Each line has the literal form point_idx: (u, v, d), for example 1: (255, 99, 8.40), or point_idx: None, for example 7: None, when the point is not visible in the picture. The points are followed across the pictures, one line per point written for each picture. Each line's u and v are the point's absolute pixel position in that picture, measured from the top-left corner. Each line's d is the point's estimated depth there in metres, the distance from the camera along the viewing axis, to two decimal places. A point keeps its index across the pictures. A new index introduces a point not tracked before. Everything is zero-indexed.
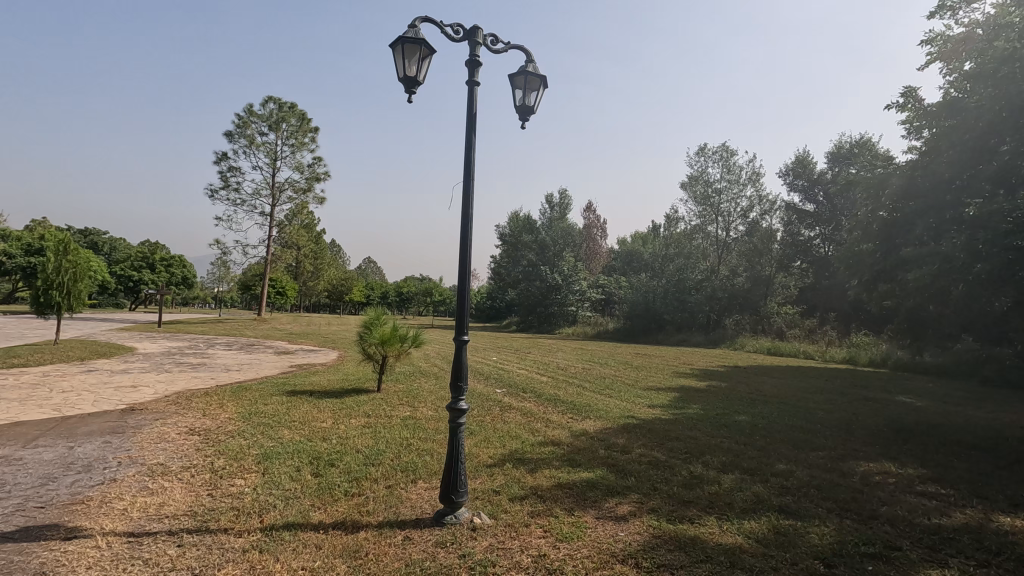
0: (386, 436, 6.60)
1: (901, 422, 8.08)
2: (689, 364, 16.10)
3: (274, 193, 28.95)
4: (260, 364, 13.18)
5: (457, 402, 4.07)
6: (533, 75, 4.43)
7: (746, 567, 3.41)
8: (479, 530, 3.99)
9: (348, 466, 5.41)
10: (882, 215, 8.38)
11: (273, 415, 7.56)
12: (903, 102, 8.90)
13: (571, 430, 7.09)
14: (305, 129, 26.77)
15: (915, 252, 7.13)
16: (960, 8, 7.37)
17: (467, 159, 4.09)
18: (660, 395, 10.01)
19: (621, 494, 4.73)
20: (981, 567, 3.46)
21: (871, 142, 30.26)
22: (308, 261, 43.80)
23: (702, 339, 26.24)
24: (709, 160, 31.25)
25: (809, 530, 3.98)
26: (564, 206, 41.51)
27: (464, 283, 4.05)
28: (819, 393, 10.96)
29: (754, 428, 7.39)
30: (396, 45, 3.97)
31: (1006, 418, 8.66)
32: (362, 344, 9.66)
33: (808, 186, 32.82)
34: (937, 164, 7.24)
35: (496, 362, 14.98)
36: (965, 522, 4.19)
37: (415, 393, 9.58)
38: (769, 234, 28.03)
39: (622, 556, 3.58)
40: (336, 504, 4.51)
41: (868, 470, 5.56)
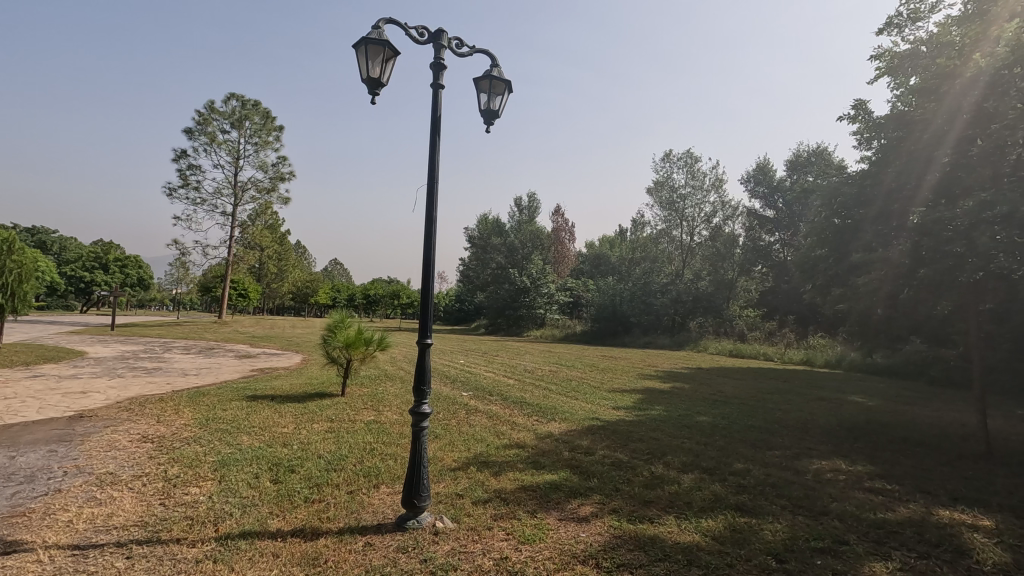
0: (349, 441, 6.50)
1: (852, 421, 8.41)
2: (655, 366, 16.39)
3: (237, 193, 28.25)
4: (220, 368, 12.82)
5: (420, 406, 4.04)
6: (498, 80, 4.45)
7: (703, 564, 3.49)
8: (442, 534, 3.97)
9: (309, 472, 5.31)
10: (834, 223, 8.72)
11: (232, 421, 7.35)
12: (853, 113, 9.27)
13: (536, 432, 7.12)
14: (269, 127, 26.17)
15: (864, 258, 7.45)
16: (906, 26, 7.73)
17: (431, 161, 4.07)
18: (624, 397, 10.15)
19: (584, 495, 4.78)
20: (922, 559, 3.62)
21: (827, 152, 31.37)
22: (272, 263, 42.79)
23: (667, 342, 26.70)
24: (675, 166, 31.91)
25: (763, 527, 4.10)
26: (532, 209, 41.75)
27: (428, 284, 4.02)
28: (777, 393, 11.28)
29: (715, 429, 7.57)
30: (359, 45, 3.92)
31: (948, 417, 9.12)
32: (326, 347, 9.47)
33: (769, 192, 33.79)
34: (887, 173, 7.57)
35: (464, 365, 14.92)
36: (909, 516, 4.39)
37: (379, 397, 9.45)
38: (732, 239, 29.53)
39: (583, 557, 3.62)
40: (295, 511, 4.43)
41: (820, 467, 5.76)
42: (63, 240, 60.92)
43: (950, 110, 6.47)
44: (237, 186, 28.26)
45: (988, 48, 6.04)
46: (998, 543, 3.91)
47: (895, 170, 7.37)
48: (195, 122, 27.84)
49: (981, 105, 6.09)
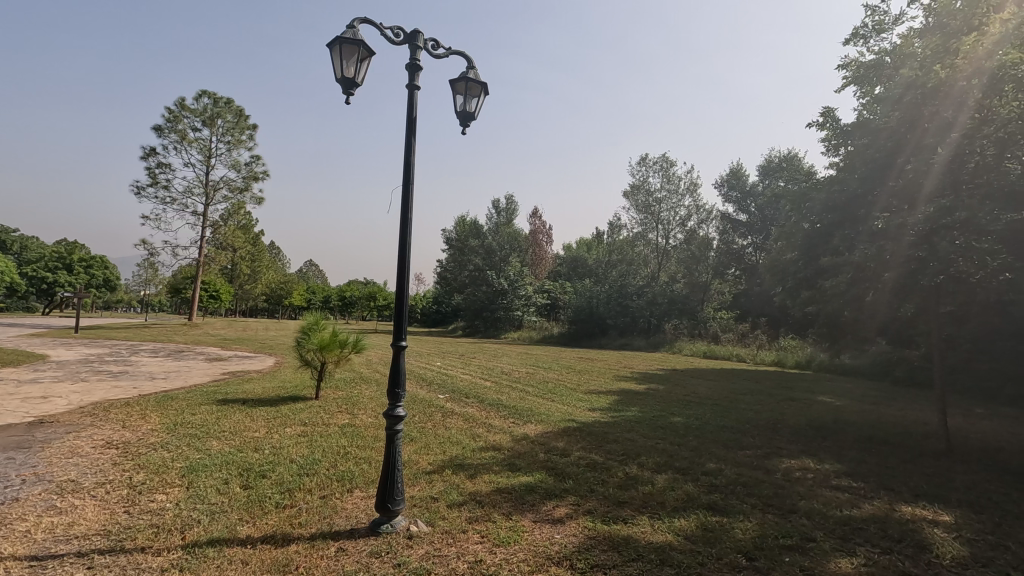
0: (322, 445, 6.41)
1: (821, 421, 8.62)
2: (630, 367, 16.54)
3: (208, 192, 27.63)
4: (189, 372, 12.51)
5: (394, 408, 4.00)
6: (474, 82, 4.45)
7: (675, 564, 3.53)
8: (416, 538, 3.94)
9: (281, 477, 5.22)
10: (803, 227, 8.94)
11: (201, 426, 7.17)
12: (822, 121, 9.52)
13: (512, 434, 7.13)
14: (242, 126, 25.66)
15: (832, 262, 7.65)
16: (870, 37, 7.97)
17: (406, 163, 4.05)
18: (600, 399, 10.23)
19: (558, 497, 4.80)
20: (885, 554, 3.73)
21: (798, 158, 32.11)
22: (245, 264, 41.94)
23: (643, 344, 26.98)
24: (651, 170, 32.30)
25: (734, 525, 4.18)
26: (510, 211, 41.81)
27: (402, 287, 4.00)
28: (749, 394, 11.50)
29: (688, 429, 7.67)
30: (333, 44, 3.88)
31: (911, 415, 9.42)
32: (299, 349, 9.32)
33: (741, 197, 34.48)
34: (853, 179, 7.78)
35: (441, 367, 14.83)
36: (873, 512, 4.51)
37: (354, 400, 9.34)
38: (706, 242, 30.02)
39: (557, 558, 3.63)
40: (266, 516, 4.35)
41: (789, 466, 5.89)
42: (25, 239, 58.74)
43: (912, 119, 6.68)
44: (209, 186, 27.65)
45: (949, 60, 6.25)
46: (957, 537, 4.05)
47: (861, 177, 7.58)
48: (165, 119, 27.15)
49: (941, 115, 6.32)
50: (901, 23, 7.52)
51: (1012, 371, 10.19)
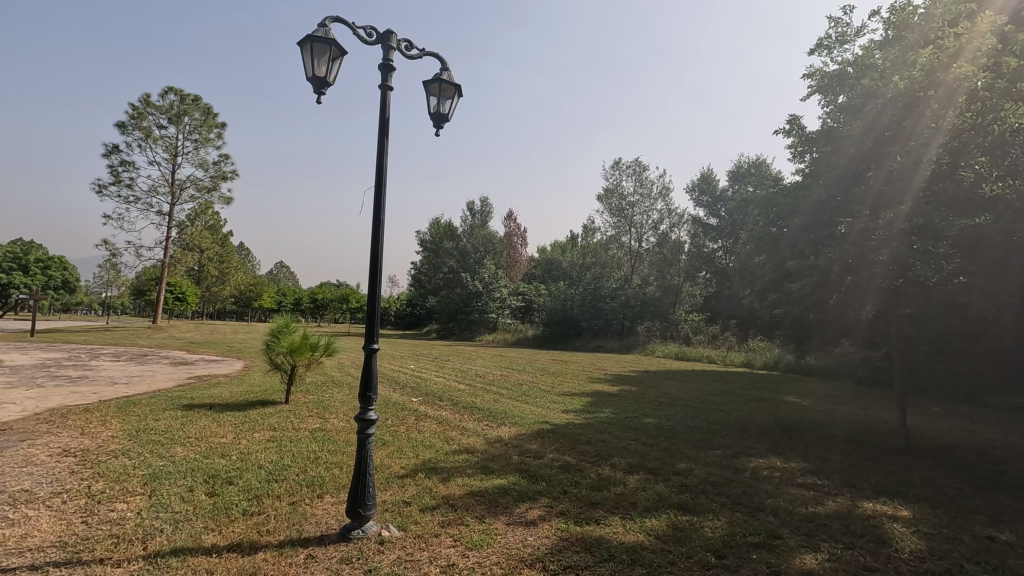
0: (292, 450, 6.29)
1: (788, 420, 8.84)
2: (604, 369, 16.68)
3: (174, 191, 26.88)
4: (153, 376, 12.13)
5: (366, 412, 3.95)
6: (448, 84, 4.44)
7: (646, 563, 3.57)
8: (387, 543, 3.89)
9: (248, 484, 5.10)
10: (771, 232, 9.16)
11: (165, 432, 6.96)
12: (788, 128, 9.76)
13: (486, 437, 7.12)
14: (210, 124, 25.05)
15: (797, 265, 7.87)
16: (834, 47, 8.21)
17: (378, 164, 4.01)
18: (574, 400, 10.30)
19: (532, 499, 4.80)
20: (847, 549, 3.84)
21: (765, 164, 32.94)
22: (212, 265, 40.86)
23: (617, 346, 27.26)
24: (624, 173, 32.69)
25: (703, 524, 4.24)
26: (485, 213, 41.77)
27: (374, 289, 3.95)
28: (719, 395, 11.72)
29: (660, 430, 7.78)
30: (304, 42, 3.82)
31: (873, 414, 9.74)
32: (269, 353, 9.14)
33: (712, 202, 35.20)
34: (818, 186, 8.01)
35: (415, 370, 14.70)
36: (837, 509, 4.65)
37: (326, 404, 9.20)
38: (678, 246, 30.49)
39: (530, 560, 3.64)
40: (232, 524, 4.24)
41: (757, 465, 6.02)
42: None
43: (873, 128, 6.91)
44: (175, 184, 26.90)
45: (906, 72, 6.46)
46: (915, 532, 4.19)
47: (826, 183, 7.81)
48: (129, 115, 26.34)
49: (899, 124, 6.55)
50: (863, 35, 7.76)
51: (967, 371, 10.62)
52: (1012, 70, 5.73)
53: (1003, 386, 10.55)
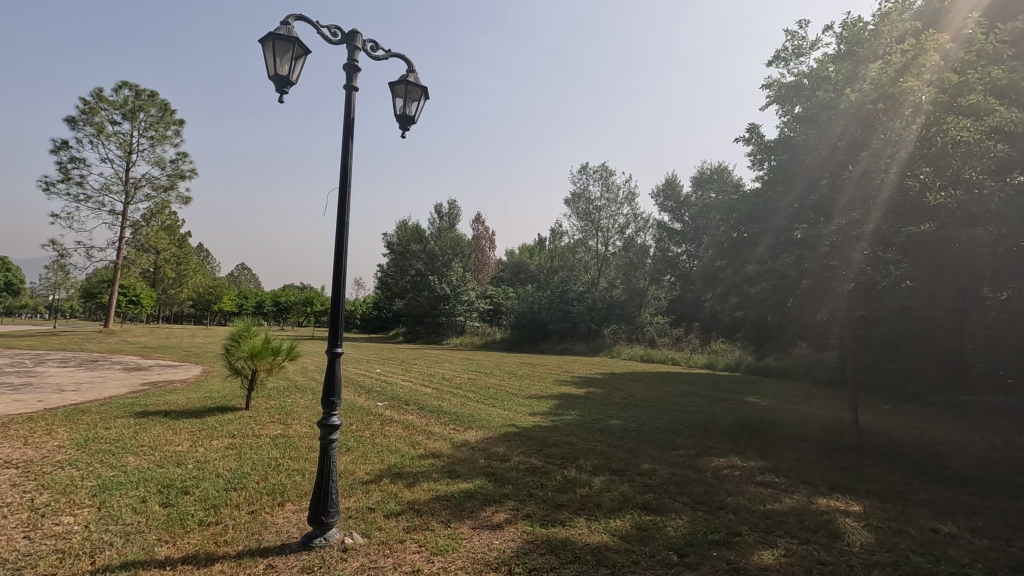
0: (252, 457, 6.12)
1: (748, 420, 9.09)
2: (571, 372, 16.83)
3: (128, 190, 25.84)
4: (103, 383, 11.61)
5: (329, 417, 3.88)
6: (414, 86, 4.41)
7: (610, 563, 3.62)
8: (351, 551, 3.83)
9: (206, 493, 4.93)
10: (731, 237, 9.42)
11: (117, 440, 6.67)
12: (748, 135, 10.05)
13: (452, 440, 7.08)
14: (168, 121, 24.23)
15: (757, 269, 8.14)
16: (790, 60, 8.50)
17: (344, 166, 3.95)
18: (541, 403, 10.35)
19: (497, 502, 4.80)
20: (803, 544, 3.97)
21: (727, 171, 33.88)
22: (169, 267, 39.44)
23: (584, 348, 27.52)
24: (591, 178, 33.08)
25: (666, 523, 4.33)
26: (453, 216, 41.61)
27: (338, 292, 3.89)
28: (683, 396, 11.97)
29: (625, 431, 7.89)
30: (265, 39, 3.74)
31: (827, 413, 10.11)
32: (228, 357, 8.88)
33: (676, 207, 36.02)
34: (775, 193, 8.29)
35: (380, 374, 14.50)
36: (793, 506, 4.80)
37: (288, 410, 8.98)
38: (643, 250, 31.09)
39: (496, 564, 3.63)
40: (187, 535, 4.10)
41: (718, 464, 6.17)
42: None
43: (827, 138, 7.17)
44: (129, 183, 25.86)
45: (857, 85, 6.72)
46: (865, 525, 4.37)
47: (784, 190, 8.07)
48: (79, 110, 25.22)
49: (851, 134, 6.81)
50: (817, 49, 8.04)
51: (914, 371, 11.14)
52: (953, 86, 6.04)
53: (947, 384, 11.10)
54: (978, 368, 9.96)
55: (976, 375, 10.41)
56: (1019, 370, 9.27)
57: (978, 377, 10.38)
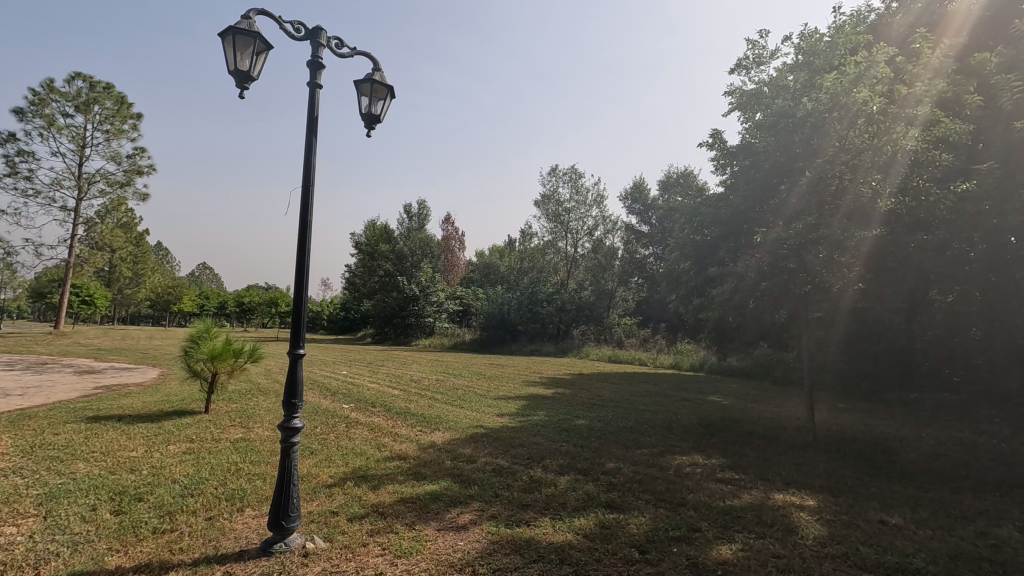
0: (210, 462, 5.95)
1: (710, 418, 9.32)
2: (539, 372, 16.91)
3: (80, 185, 24.75)
4: (52, 386, 11.11)
5: (290, 420, 3.80)
6: (379, 84, 4.36)
7: (573, 562, 3.65)
8: (312, 556, 3.76)
9: (160, 500, 4.77)
10: (694, 239, 9.62)
11: (65, 447, 6.39)
12: (711, 141, 10.26)
13: (419, 442, 7.04)
14: (124, 114, 23.28)
15: (719, 271, 8.36)
16: (751, 68, 8.72)
17: (307, 163, 3.89)
18: (508, 404, 10.37)
19: (463, 503, 4.79)
20: (759, 538, 4.09)
21: (693, 174, 34.57)
22: (125, 266, 37.96)
23: (552, 349, 27.67)
24: (560, 180, 33.32)
25: (629, 521, 4.39)
26: (422, 216, 41.27)
27: (301, 291, 3.82)
28: (648, 396, 12.18)
29: (591, 431, 7.99)
30: (225, 34, 3.63)
31: (785, 411, 10.45)
32: (186, 360, 8.61)
33: (644, 210, 36.62)
34: (737, 197, 8.52)
35: (346, 376, 14.28)
36: (751, 501, 4.95)
37: (250, 413, 8.77)
38: (612, 252, 31.50)
39: (460, 565, 3.62)
40: (140, 543, 3.97)
41: (681, 462, 6.30)
42: None
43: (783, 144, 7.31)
44: (82, 178, 24.79)
45: (812, 94, 6.92)
46: (818, 519, 4.53)
47: (745, 195, 8.30)
48: (28, 101, 24.08)
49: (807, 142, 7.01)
50: (777, 58, 8.28)
51: (867, 369, 11.57)
52: (902, 97, 6.32)
53: (897, 383, 11.60)
54: (926, 367, 10.46)
55: (924, 374, 10.88)
56: (962, 369, 9.77)
57: (926, 375, 10.87)
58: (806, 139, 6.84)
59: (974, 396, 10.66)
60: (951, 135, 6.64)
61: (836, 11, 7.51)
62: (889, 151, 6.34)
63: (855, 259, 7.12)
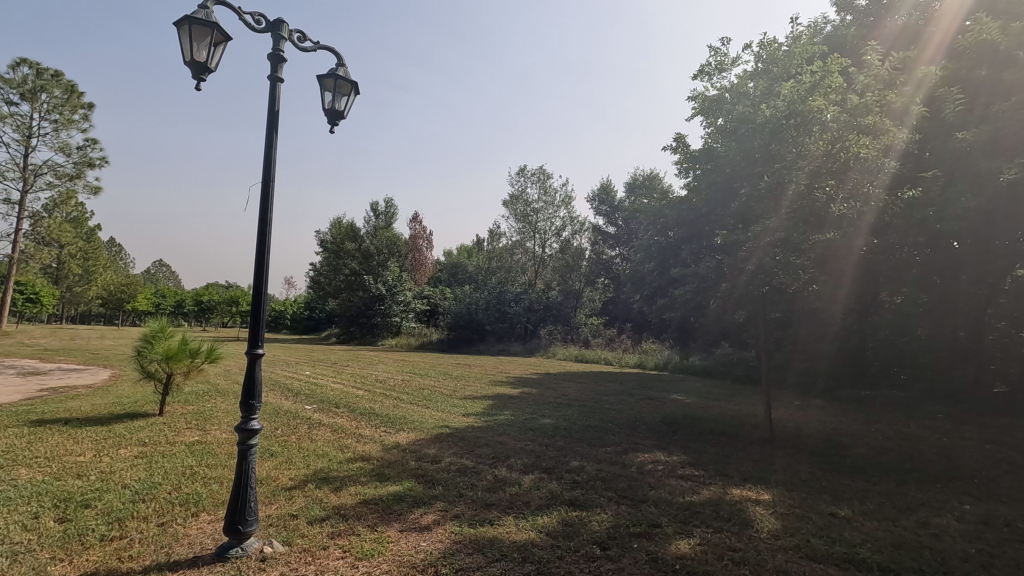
0: (164, 466, 5.75)
1: (673, 416, 9.49)
2: (506, 372, 16.94)
3: (26, 177, 23.51)
4: None
5: (248, 421, 3.70)
6: (343, 80, 4.30)
7: (535, 560, 3.68)
8: (270, 560, 3.68)
9: (109, 506, 4.58)
10: (658, 240, 9.80)
11: (5, 452, 6.05)
12: (675, 144, 10.45)
13: (383, 443, 6.96)
14: (75, 104, 22.24)
15: (681, 273, 8.53)
16: (713, 74, 8.94)
17: (267, 158, 3.80)
18: (475, 404, 10.35)
19: (426, 504, 4.76)
20: (716, 533, 4.20)
21: (658, 177, 35.19)
22: (75, 263, 36.23)
23: (520, 349, 27.72)
24: (529, 180, 33.44)
25: (591, 518, 4.45)
26: (389, 215, 40.79)
27: (259, 290, 3.73)
28: (614, 394, 12.35)
29: (557, 430, 8.04)
30: (181, 22, 3.52)
31: (744, 409, 10.75)
32: (139, 360, 8.29)
33: (611, 211, 37.08)
34: (699, 200, 8.72)
35: (309, 377, 13.99)
36: (709, 497, 5.07)
37: (207, 415, 8.51)
38: (579, 252, 32.37)
39: (422, 566, 3.60)
40: (87, 552, 3.80)
41: (643, 460, 6.41)
42: None
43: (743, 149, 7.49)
44: (28, 170, 23.56)
45: (771, 101, 7.14)
46: (772, 513, 4.69)
47: (707, 198, 8.49)
48: None
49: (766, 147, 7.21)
50: (737, 66, 8.50)
51: (822, 368, 11.99)
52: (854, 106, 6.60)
53: (849, 381, 12.09)
54: (877, 365, 10.93)
55: (874, 371, 11.31)
56: (909, 367, 10.24)
57: (876, 372, 11.29)
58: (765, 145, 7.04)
59: (919, 393, 11.14)
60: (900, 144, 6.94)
61: (793, 22, 7.76)
62: (841, 158, 6.59)
63: (811, 262, 7.35)
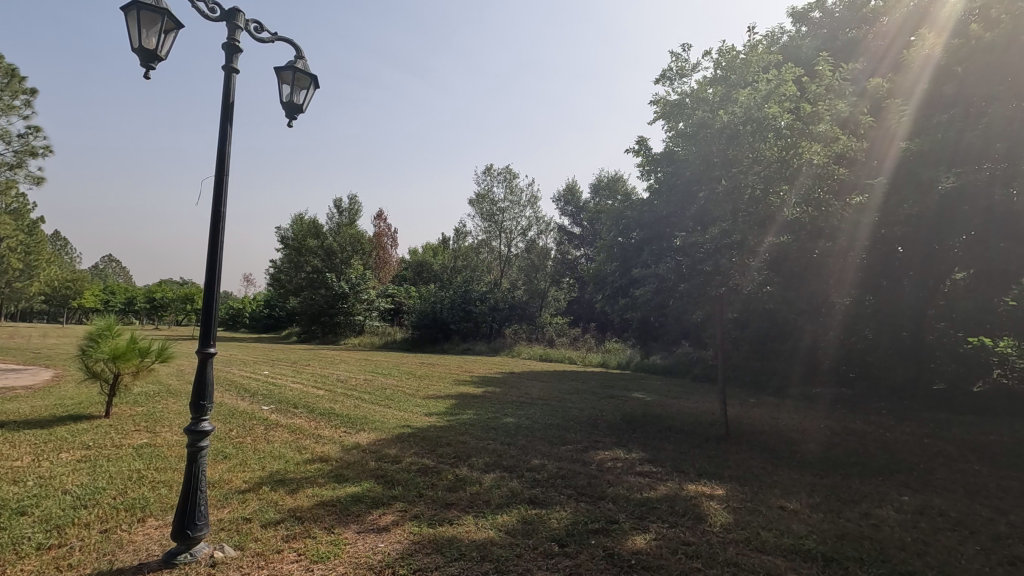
0: (110, 470, 5.50)
1: (633, 415, 9.66)
2: (470, 371, 16.90)
3: None
4: None
5: (198, 423, 3.58)
6: (302, 73, 4.20)
7: (494, 558, 3.68)
8: (220, 565, 3.56)
9: (47, 513, 4.35)
10: (620, 241, 9.93)
11: None
12: (637, 147, 10.59)
13: (342, 444, 6.84)
14: (16, 89, 18.95)
15: (642, 273, 8.67)
16: (674, 79, 9.11)
17: (220, 151, 3.68)
18: (437, 403, 10.28)
19: (386, 504, 4.71)
20: (672, 527, 4.30)
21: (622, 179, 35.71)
22: (16, 257, 34.23)
23: (484, 348, 27.68)
24: (495, 180, 33.44)
25: (551, 516, 4.48)
26: (353, 212, 40.11)
27: (212, 288, 3.61)
28: (576, 393, 12.49)
29: (519, 428, 8.08)
30: (128, 8, 3.37)
31: (701, 407, 11.02)
32: (83, 359, 7.90)
33: (575, 212, 37.47)
34: (659, 202, 8.87)
35: (267, 377, 13.62)
36: (666, 492, 5.18)
37: (157, 416, 8.17)
38: (544, 252, 33.41)
39: (380, 567, 3.56)
40: (21, 561, 3.60)
41: (603, 457, 6.51)
42: None
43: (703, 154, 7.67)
44: None
45: (729, 107, 7.33)
46: (725, 507, 4.83)
47: (667, 201, 8.65)
48: None
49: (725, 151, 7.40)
50: (696, 72, 8.69)
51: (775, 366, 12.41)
52: (806, 114, 6.88)
53: (800, 378, 12.55)
54: (826, 364, 11.38)
55: (824, 370, 11.77)
56: (856, 365, 10.71)
57: (825, 371, 11.75)
58: (724, 149, 7.22)
59: (865, 390, 11.65)
60: (849, 153, 7.23)
61: (751, 31, 7.98)
62: (795, 164, 6.84)
63: (766, 264, 7.58)
